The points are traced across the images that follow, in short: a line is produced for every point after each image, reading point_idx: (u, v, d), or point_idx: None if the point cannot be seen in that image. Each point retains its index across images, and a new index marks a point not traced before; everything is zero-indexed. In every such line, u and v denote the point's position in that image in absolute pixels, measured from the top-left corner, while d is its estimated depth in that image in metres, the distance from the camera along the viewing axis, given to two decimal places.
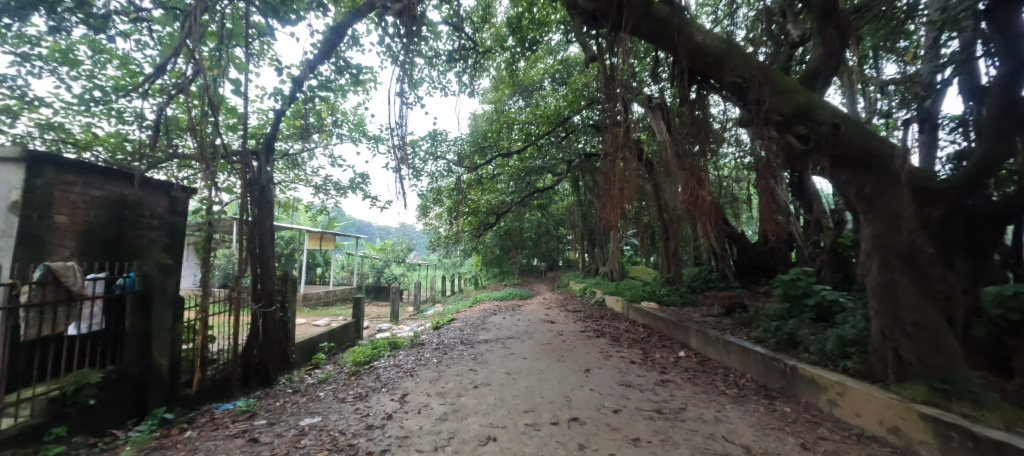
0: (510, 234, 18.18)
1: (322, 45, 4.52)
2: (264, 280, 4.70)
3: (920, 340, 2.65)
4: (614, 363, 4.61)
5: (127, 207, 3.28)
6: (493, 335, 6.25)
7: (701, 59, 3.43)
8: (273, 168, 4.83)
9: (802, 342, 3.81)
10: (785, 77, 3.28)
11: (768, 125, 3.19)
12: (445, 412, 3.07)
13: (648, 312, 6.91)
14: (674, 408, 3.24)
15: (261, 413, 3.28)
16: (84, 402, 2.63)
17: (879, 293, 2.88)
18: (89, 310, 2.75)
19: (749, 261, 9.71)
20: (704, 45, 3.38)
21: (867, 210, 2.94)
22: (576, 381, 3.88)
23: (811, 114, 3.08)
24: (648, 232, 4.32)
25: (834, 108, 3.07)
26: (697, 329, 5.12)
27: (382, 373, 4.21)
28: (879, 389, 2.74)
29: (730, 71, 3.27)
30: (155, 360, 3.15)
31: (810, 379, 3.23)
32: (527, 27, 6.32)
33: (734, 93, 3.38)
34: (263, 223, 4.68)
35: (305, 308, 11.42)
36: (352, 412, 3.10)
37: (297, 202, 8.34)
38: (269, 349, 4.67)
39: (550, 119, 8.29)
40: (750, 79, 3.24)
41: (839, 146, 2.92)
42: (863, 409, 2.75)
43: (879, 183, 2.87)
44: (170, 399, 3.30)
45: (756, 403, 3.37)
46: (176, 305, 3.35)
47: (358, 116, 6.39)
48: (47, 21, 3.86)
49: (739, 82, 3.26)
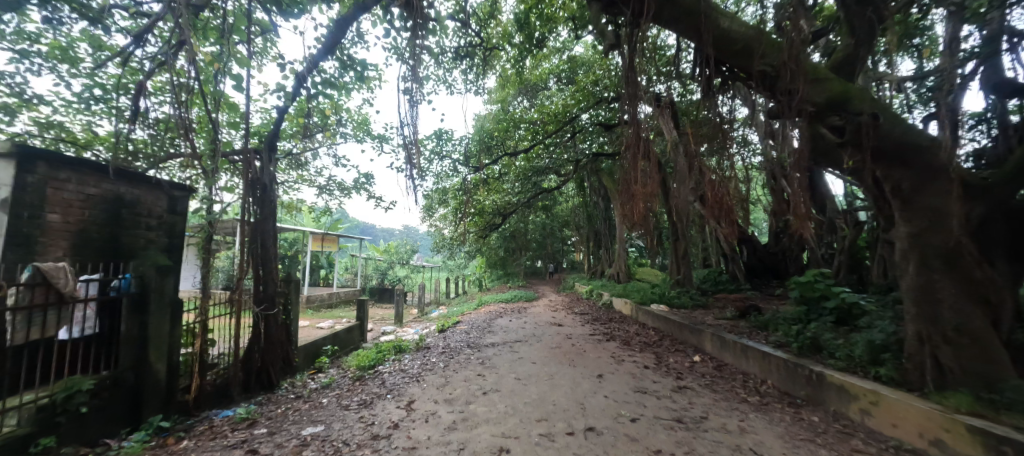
0: (515, 236, 18.07)
1: (326, 39, 4.36)
2: (267, 282, 4.58)
3: (960, 345, 2.49)
4: (627, 368, 4.45)
5: (123, 206, 3.15)
6: (501, 339, 6.10)
7: (727, 48, 3.33)
8: (276, 167, 4.67)
9: (827, 348, 3.63)
10: (816, 64, 3.11)
11: (802, 117, 3.00)
12: (454, 421, 2.92)
13: (658, 315, 6.74)
14: (695, 417, 3.08)
15: (261, 421, 3.14)
16: (76, 410, 2.51)
17: (914, 296, 2.73)
18: (81, 312, 2.62)
19: (760, 262, 9.52)
20: (730, 32, 3.28)
21: (904, 206, 2.77)
22: (590, 387, 3.72)
23: (847, 103, 2.93)
24: (653, 238, 3.98)
25: (871, 97, 2.91)
26: (713, 333, 4.94)
27: (387, 379, 4.07)
28: (918, 398, 2.56)
29: (759, 59, 3.14)
30: (151, 366, 3.03)
31: (839, 386, 3.06)
32: (535, 23, 6.19)
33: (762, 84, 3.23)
34: (267, 223, 4.56)
35: (308, 310, 11.33)
36: (357, 420, 2.95)
37: (301, 203, 8.26)
38: (271, 353, 4.57)
39: (557, 118, 8.13)
40: (779, 67, 3.08)
41: (878, 138, 2.75)
42: (900, 419, 2.58)
43: (918, 179, 2.71)
44: (168, 406, 3.16)
45: (781, 411, 3.20)
46: (175, 307, 3.24)
47: (362, 117, 6.27)
48: (42, 14, 3.75)
49: (768, 70, 3.13)
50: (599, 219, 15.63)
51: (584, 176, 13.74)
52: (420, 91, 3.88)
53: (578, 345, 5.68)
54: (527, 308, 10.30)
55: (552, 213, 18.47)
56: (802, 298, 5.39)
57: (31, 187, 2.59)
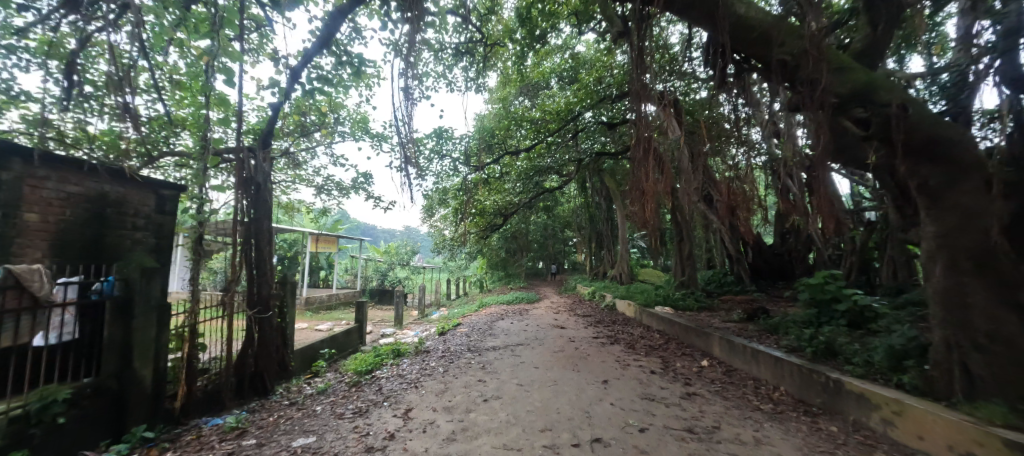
0: (516, 237, 17.93)
1: (321, 33, 4.23)
2: (261, 283, 4.45)
3: (992, 352, 2.34)
4: (633, 373, 4.29)
5: (107, 205, 3.01)
6: (502, 342, 5.96)
7: (744, 37, 3.20)
8: (271, 165, 4.54)
9: (843, 353, 3.48)
10: (838, 54, 3.00)
11: (824, 109, 2.94)
12: (453, 432, 2.77)
13: (662, 317, 6.61)
14: (707, 427, 2.92)
15: (251, 430, 3.01)
16: (52, 421, 2.39)
17: (942, 299, 2.59)
18: (59, 318, 2.48)
19: (765, 264, 9.36)
20: (748, 19, 3.14)
21: (931, 205, 2.63)
22: (595, 394, 3.57)
23: (871, 95, 2.81)
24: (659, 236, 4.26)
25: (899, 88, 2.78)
26: (721, 336, 4.80)
27: (385, 385, 3.91)
28: (944, 408, 2.41)
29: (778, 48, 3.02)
30: (136, 372, 2.90)
31: (858, 395, 2.90)
32: (538, 18, 6.04)
33: (780, 74, 3.13)
34: (261, 223, 4.42)
35: (307, 312, 11.17)
36: (351, 431, 2.80)
37: (298, 203, 8.12)
38: (264, 357, 4.44)
39: (559, 116, 7.93)
40: (799, 57, 2.98)
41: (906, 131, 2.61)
42: (926, 431, 2.43)
43: (947, 175, 2.56)
44: (153, 415, 3.04)
45: (798, 421, 3.04)
46: (162, 311, 3.11)
47: (361, 115, 6.15)
48: (26, 6, 3.61)
49: (787, 59, 3.02)
50: (601, 219, 15.49)
51: (586, 176, 13.60)
52: (419, 88, 3.77)
53: (581, 348, 5.55)
54: (529, 310, 10.12)
55: (553, 213, 18.34)
56: (812, 300, 5.24)
57: (6, 185, 2.45)
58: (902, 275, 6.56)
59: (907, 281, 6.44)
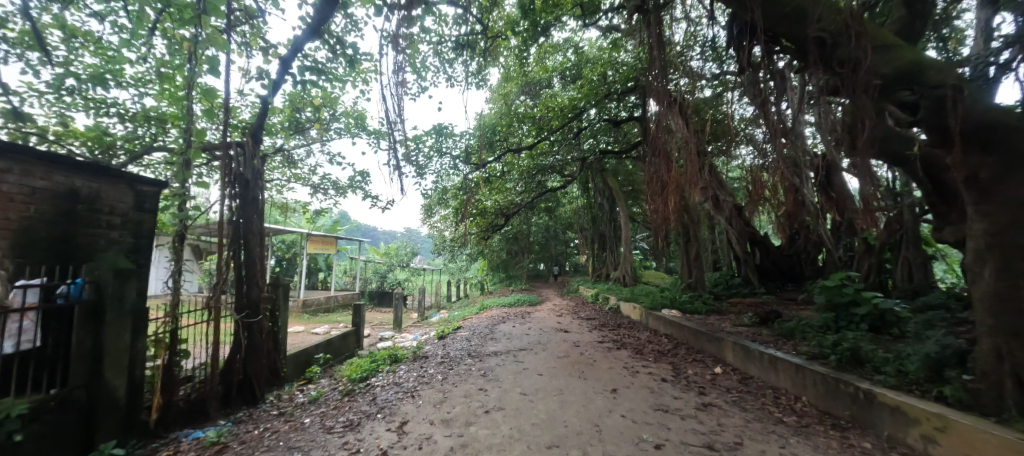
0: (517, 238, 17.73)
1: (312, 20, 3.99)
2: (250, 285, 4.22)
3: None
4: (643, 381, 4.05)
5: (79, 202, 2.79)
6: (504, 347, 5.72)
7: (777, 12, 3.12)
8: (260, 161, 4.30)
9: (871, 362, 3.24)
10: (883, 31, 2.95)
11: (867, 90, 2.88)
12: (451, 448, 2.53)
13: (670, 320, 6.38)
14: (728, 442, 2.68)
15: (232, 446, 2.78)
16: (7, 439, 2.17)
17: (991, 303, 2.36)
18: (18, 324, 2.27)
19: (774, 265, 9.14)
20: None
21: (980, 200, 2.44)
22: (604, 405, 3.33)
23: (918, 75, 2.76)
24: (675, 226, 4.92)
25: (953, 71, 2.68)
26: (734, 341, 4.57)
27: (379, 394, 3.67)
28: (994, 424, 2.18)
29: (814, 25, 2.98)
30: (108, 383, 2.69)
31: (893, 408, 2.67)
32: (541, 9, 5.84)
33: (817, 52, 3.10)
34: (251, 223, 4.22)
35: (303, 315, 10.96)
36: (339, 447, 2.56)
37: (294, 203, 7.90)
38: (254, 363, 4.22)
39: (563, 113, 7.71)
40: (837, 33, 2.95)
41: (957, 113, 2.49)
42: (976, 451, 2.19)
43: (1000, 167, 2.36)
44: (125, 429, 2.81)
45: (826, 436, 2.81)
46: (137, 316, 2.91)
47: (357, 111, 5.95)
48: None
49: (824, 36, 2.99)
50: (604, 220, 15.29)
51: (588, 176, 13.40)
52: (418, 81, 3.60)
53: (587, 353, 5.31)
54: (531, 313, 9.90)
55: (556, 214, 18.17)
56: (829, 304, 5.03)
57: None
58: (918, 277, 6.34)
59: (924, 283, 6.22)
